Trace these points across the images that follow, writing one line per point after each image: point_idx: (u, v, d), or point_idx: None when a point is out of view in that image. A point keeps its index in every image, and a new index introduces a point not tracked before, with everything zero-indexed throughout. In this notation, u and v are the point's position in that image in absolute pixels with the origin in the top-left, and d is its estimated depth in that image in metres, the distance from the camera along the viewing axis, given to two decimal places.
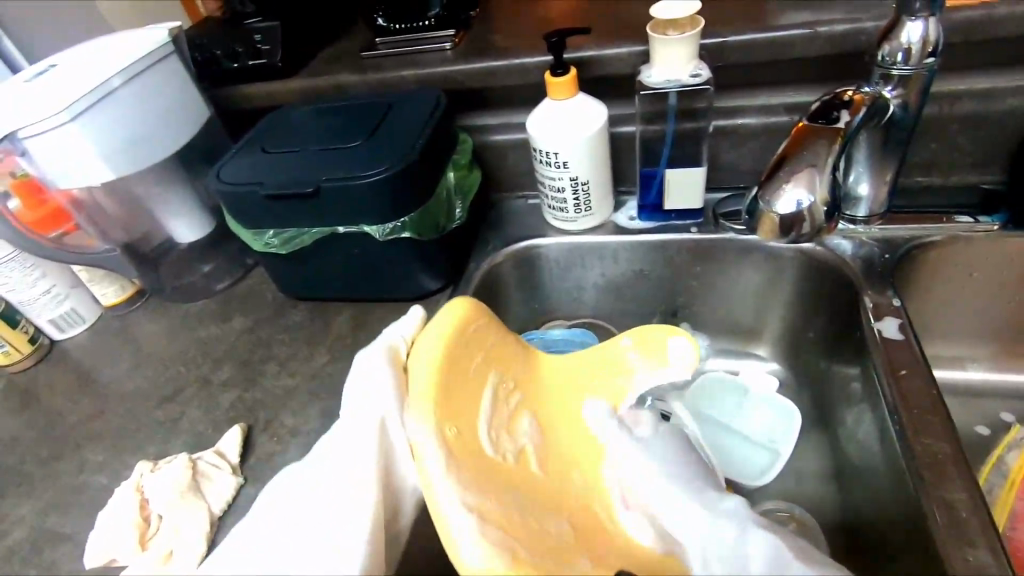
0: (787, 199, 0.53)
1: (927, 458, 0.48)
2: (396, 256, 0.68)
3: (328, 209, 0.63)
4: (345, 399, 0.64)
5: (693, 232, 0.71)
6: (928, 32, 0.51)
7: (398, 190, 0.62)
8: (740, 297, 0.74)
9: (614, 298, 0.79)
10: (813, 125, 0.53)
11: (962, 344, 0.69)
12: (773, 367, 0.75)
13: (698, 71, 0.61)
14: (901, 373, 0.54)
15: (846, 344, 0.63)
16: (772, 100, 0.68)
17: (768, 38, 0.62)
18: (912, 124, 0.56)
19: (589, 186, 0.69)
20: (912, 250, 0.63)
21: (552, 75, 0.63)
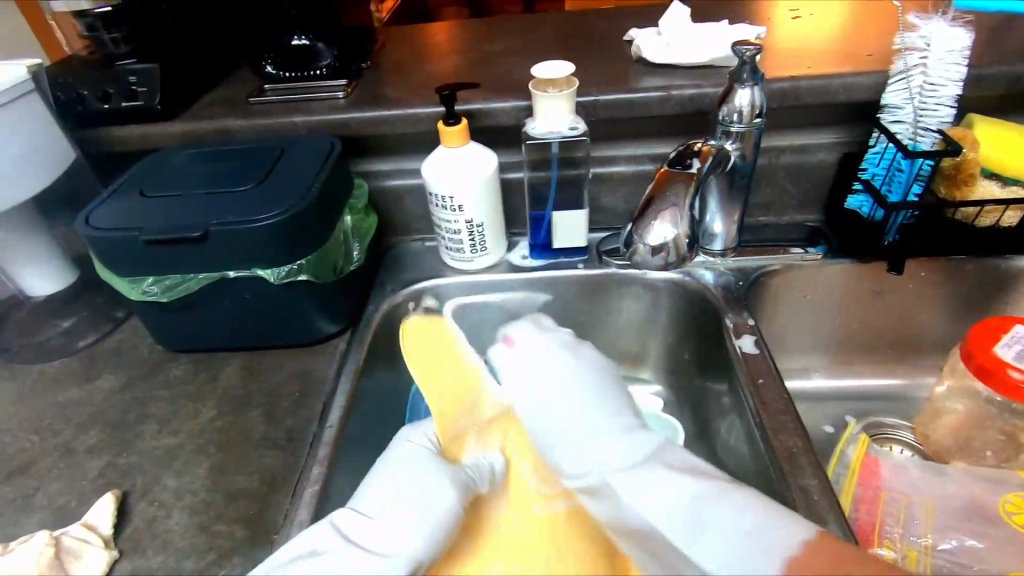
0: (655, 233, 0.63)
1: (783, 450, 0.56)
2: (291, 301, 0.66)
3: (218, 253, 0.61)
4: (238, 456, 0.61)
5: (580, 267, 0.77)
6: (754, 98, 0.61)
7: (293, 231, 0.61)
8: (625, 329, 0.81)
9: None
10: (671, 170, 0.61)
11: (806, 357, 0.80)
12: (657, 389, 0.82)
13: (576, 124, 0.68)
14: (759, 381, 0.62)
15: (715, 362, 0.71)
16: (638, 151, 0.79)
17: (632, 99, 0.71)
18: (750, 171, 0.67)
19: (484, 228, 0.73)
20: (760, 277, 0.74)
21: (445, 124, 0.67)
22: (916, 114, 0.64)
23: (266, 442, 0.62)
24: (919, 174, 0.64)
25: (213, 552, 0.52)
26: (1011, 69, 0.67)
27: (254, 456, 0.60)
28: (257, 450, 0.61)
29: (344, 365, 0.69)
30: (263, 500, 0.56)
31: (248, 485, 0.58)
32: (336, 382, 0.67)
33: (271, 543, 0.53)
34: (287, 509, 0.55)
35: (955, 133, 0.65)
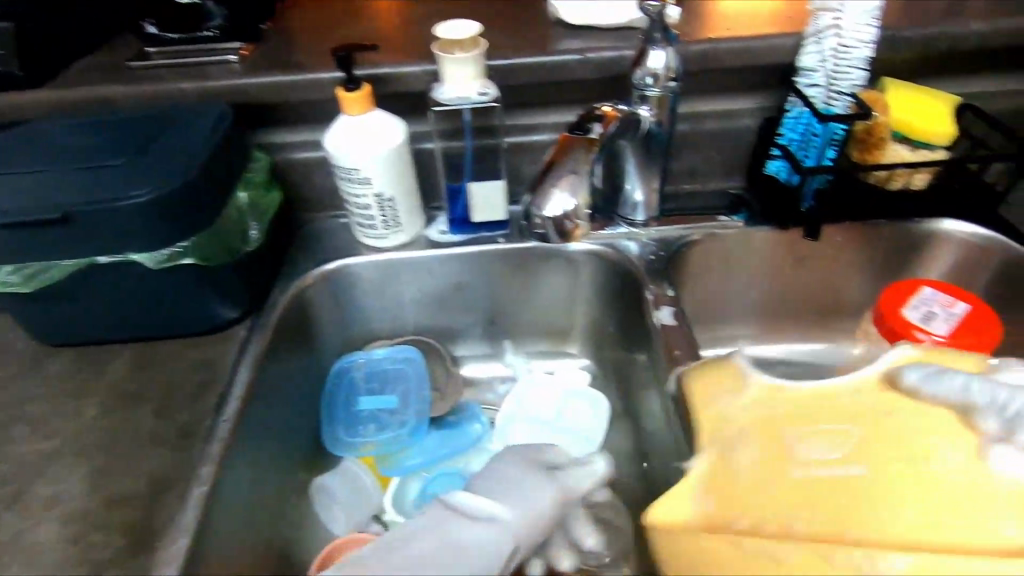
0: (554, 203, 0.57)
1: None
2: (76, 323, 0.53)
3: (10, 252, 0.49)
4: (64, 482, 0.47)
5: (501, 241, 0.67)
6: (668, 59, 0.54)
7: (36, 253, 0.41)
8: (545, 309, 0.70)
9: (430, 311, 0.70)
10: (570, 135, 0.55)
11: (732, 322, 0.67)
12: (585, 362, 0.71)
13: (446, 83, 0.53)
14: (676, 354, 0.55)
15: (637, 338, 0.62)
16: (564, 116, 0.71)
17: (547, 61, 0.64)
18: (667, 141, 0.59)
19: (397, 203, 0.62)
20: (682, 246, 0.63)
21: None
22: (829, 77, 0.55)
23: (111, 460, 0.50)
24: (832, 138, 0.55)
25: None
26: (924, 29, 0.56)
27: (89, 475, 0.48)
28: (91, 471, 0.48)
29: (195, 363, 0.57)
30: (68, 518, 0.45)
31: (55, 494, 0.47)
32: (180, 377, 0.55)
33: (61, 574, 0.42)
34: (83, 537, 0.44)
35: (867, 95, 0.54)
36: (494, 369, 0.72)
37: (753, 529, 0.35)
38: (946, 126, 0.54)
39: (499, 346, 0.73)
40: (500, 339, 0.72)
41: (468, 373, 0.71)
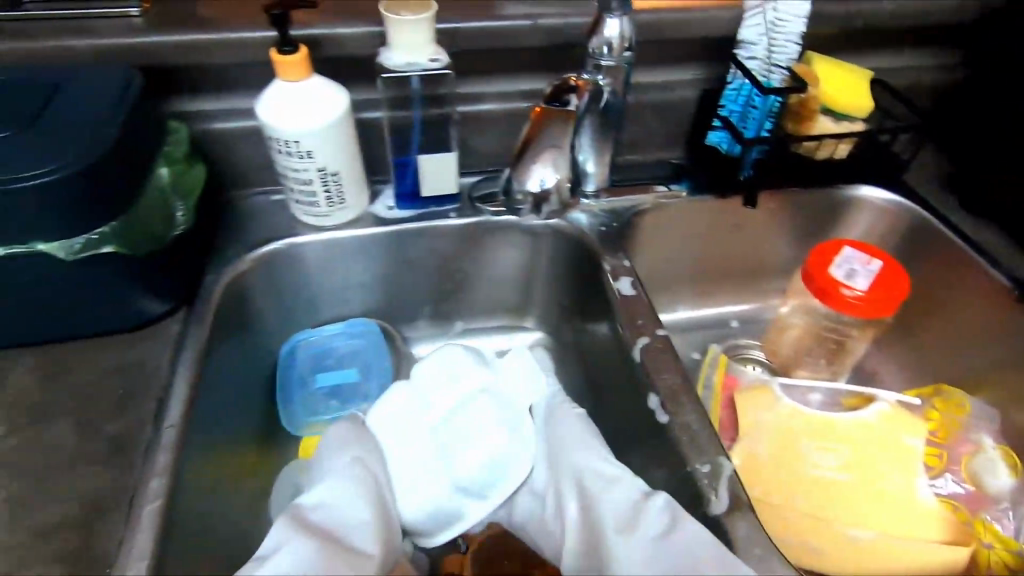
0: (533, 178, 0.65)
1: (667, 390, 0.53)
2: (86, 243, 0.48)
3: (37, 133, 0.46)
4: (174, 331, 0.56)
5: (452, 217, 0.69)
6: (623, 29, 0.58)
7: (116, 162, 0.47)
8: (500, 273, 0.74)
9: (382, 292, 0.72)
10: (547, 108, 0.60)
11: (673, 289, 0.82)
12: (537, 336, 0.77)
13: (439, 56, 0.57)
14: (638, 323, 0.59)
15: (592, 304, 0.68)
16: (676, 75, 0.74)
17: (670, 17, 0.66)
18: (622, 111, 0.64)
19: (341, 176, 0.63)
20: (630, 221, 0.72)
21: (279, 52, 0.55)
22: (596, 51, 0.59)
23: (221, 323, 0.59)
24: (771, 111, 0.67)
25: None
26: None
27: (195, 328, 0.56)
28: (197, 325, 0.56)
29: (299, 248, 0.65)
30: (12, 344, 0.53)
31: None
32: (197, 259, 0.60)
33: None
34: (168, 365, 0.53)
35: (799, 69, 0.67)
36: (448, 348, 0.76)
37: (835, 519, 0.58)
38: (865, 101, 0.69)
39: (451, 323, 0.77)
40: (452, 316, 0.76)
41: (424, 353, 0.76)
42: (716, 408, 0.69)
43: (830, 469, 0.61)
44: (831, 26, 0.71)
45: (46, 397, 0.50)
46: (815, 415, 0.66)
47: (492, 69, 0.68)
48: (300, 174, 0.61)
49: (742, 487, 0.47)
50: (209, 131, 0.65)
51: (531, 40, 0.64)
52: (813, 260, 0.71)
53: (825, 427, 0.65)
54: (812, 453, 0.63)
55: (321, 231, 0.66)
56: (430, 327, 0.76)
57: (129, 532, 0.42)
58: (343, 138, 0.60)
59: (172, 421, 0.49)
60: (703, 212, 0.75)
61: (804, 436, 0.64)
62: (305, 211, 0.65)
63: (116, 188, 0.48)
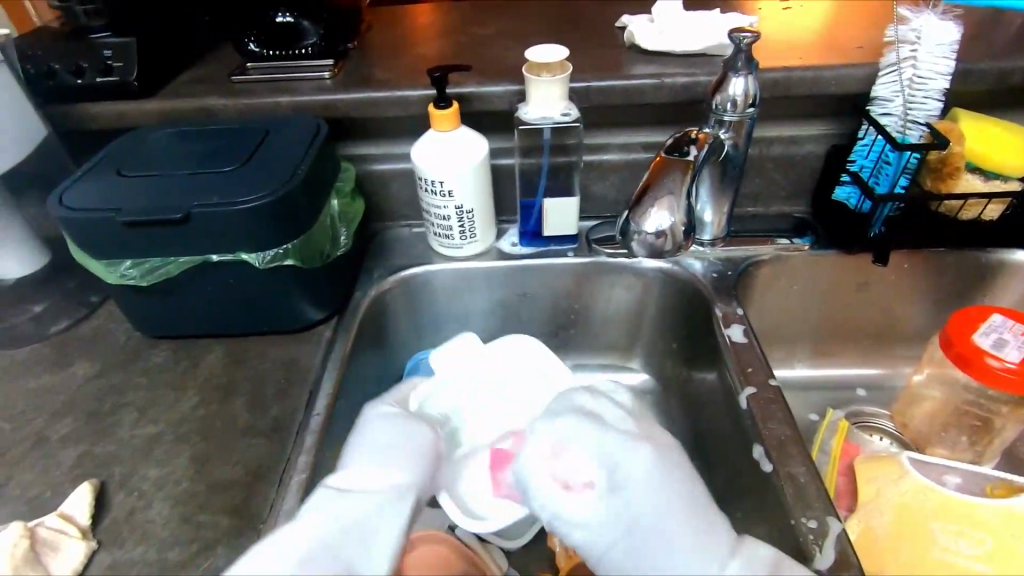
0: (651, 221, 0.66)
1: (772, 440, 0.52)
2: (275, 256, 0.58)
3: (253, 168, 0.59)
4: (327, 336, 0.66)
5: (570, 255, 0.74)
6: (748, 86, 0.60)
7: (302, 192, 0.58)
8: (611, 312, 0.77)
9: (498, 321, 0.79)
10: (667, 158, 0.62)
11: (791, 344, 0.79)
12: (644, 377, 0.78)
13: (569, 110, 0.64)
14: (748, 370, 0.59)
15: (700, 349, 0.69)
16: (803, 130, 0.75)
17: (799, 75, 0.68)
18: (742, 163, 0.65)
19: (474, 214, 0.70)
20: (746, 270, 0.72)
21: (434, 108, 0.65)
22: (718, 107, 0.62)
23: (362, 333, 0.68)
24: (906, 167, 0.65)
25: (157, 352, 0.65)
26: None
27: (343, 334, 0.65)
28: (345, 333, 0.66)
29: (432, 274, 0.74)
30: (206, 335, 0.65)
31: None
32: (350, 279, 0.71)
33: (193, 359, 0.64)
34: (320, 364, 0.62)
35: (941, 126, 0.64)
36: None
37: None
38: (1020, 160, 0.64)
39: (560, 356, 0.81)
40: (561, 350, 0.80)
41: None
42: (831, 472, 0.66)
43: (963, 559, 0.55)
44: (981, 84, 0.67)
45: (229, 379, 0.61)
46: (946, 492, 0.60)
47: (618, 123, 0.74)
48: (440, 210, 0.69)
49: (850, 550, 0.45)
50: (371, 171, 0.76)
51: (656, 97, 0.69)
52: (952, 326, 0.66)
53: (961, 511, 0.59)
54: (941, 536, 0.57)
55: (452, 261, 0.74)
56: None
57: (278, 497, 0.50)
58: (479, 180, 0.68)
59: (319, 410, 0.57)
60: (826, 267, 0.73)
61: (934, 517, 0.58)
62: (441, 243, 0.73)
63: (303, 212, 0.58)
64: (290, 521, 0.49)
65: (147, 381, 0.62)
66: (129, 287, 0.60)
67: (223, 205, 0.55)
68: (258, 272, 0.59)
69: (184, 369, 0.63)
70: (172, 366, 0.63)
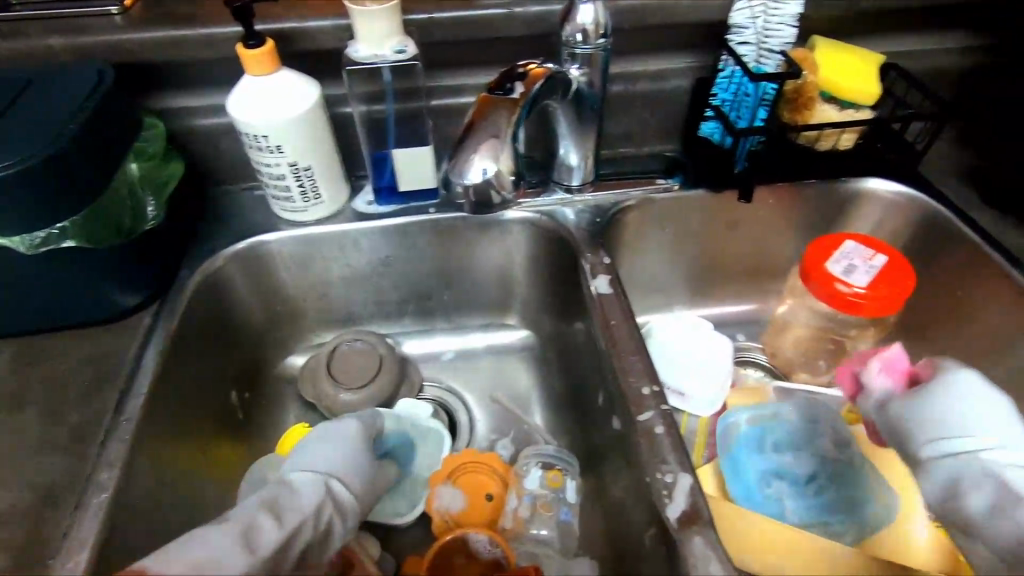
0: (473, 169, 0.49)
1: (632, 394, 0.50)
2: (47, 237, 0.49)
3: (2, 130, 0.47)
4: (146, 324, 0.57)
5: (431, 211, 0.68)
6: (597, 14, 0.55)
7: (77, 158, 0.48)
8: (484, 270, 0.72)
9: (363, 289, 0.72)
10: (491, 95, 0.50)
11: (668, 287, 0.79)
12: (523, 334, 0.75)
13: (404, 46, 0.56)
14: (612, 323, 0.57)
15: (572, 302, 0.66)
16: (670, 63, 0.71)
17: (657, 2, 0.63)
18: (601, 101, 0.61)
19: (313, 172, 0.62)
20: (616, 216, 0.69)
21: (243, 46, 0.54)
22: (568, 39, 0.56)
23: (193, 318, 0.59)
24: (764, 98, 0.63)
25: None
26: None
27: (164, 321, 0.56)
28: (167, 320, 0.57)
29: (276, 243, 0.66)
30: None
31: None
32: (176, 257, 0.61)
33: None
34: (134, 359, 0.53)
35: (795, 54, 0.62)
36: (431, 345, 0.76)
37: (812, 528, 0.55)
38: (871, 88, 0.63)
39: (435, 320, 0.76)
40: (435, 314, 0.75)
41: (410, 350, 0.76)
42: (794, 509, 0.58)
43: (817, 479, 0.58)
44: (836, 9, 0.66)
45: (18, 386, 0.52)
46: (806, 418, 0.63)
47: (473, 61, 0.67)
48: (271, 169, 0.60)
49: (702, 501, 0.44)
50: (191, 127, 0.65)
51: (508, 29, 0.62)
52: (810, 257, 0.66)
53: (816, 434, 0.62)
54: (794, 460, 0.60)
55: (298, 227, 0.66)
56: (415, 323, 0.76)
57: (73, 523, 0.43)
58: (313, 133, 0.59)
59: (130, 414, 0.49)
60: (696, 207, 0.72)
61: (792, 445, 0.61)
62: (282, 207, 0.65)
63: (79, 182, 0.48)
64: (87, 550, 0.41)
65: None
66: None
67: None
68: (30, 258, 0.49)
69: None
70: None
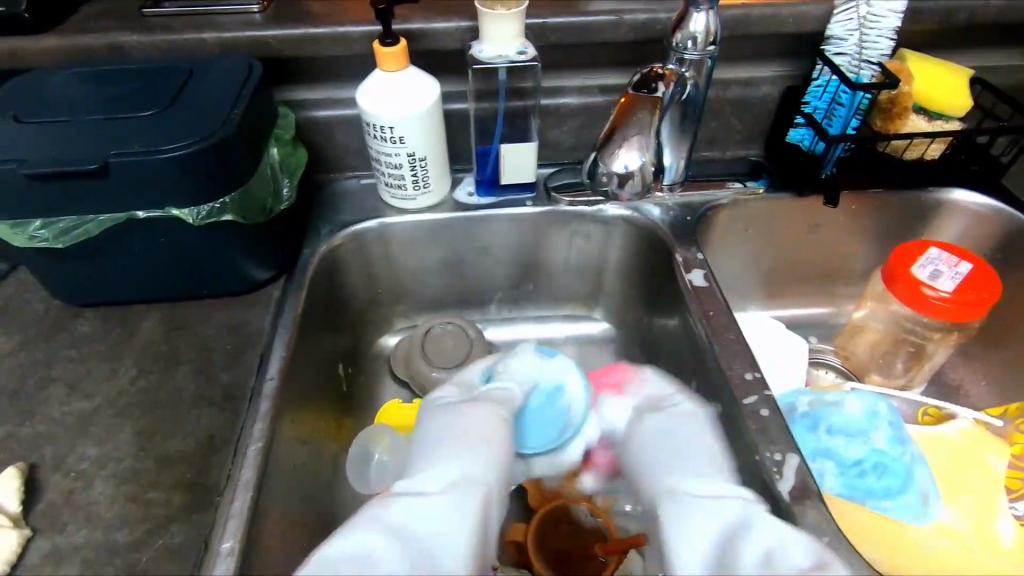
0: (618, 163, 0.57)
1: (735, 380, 0.54)
2: (211, 211, 0.53)
3: (177, 111, 0.52)
4: (276, 296, 0.62)
5: (528, 205, 0.72)
6: (709, 22, 0.58)
7: (241, 139, 0.53)
8: (572, 263, 0.76)
9: (457, 276, 0.76)
10: (635, 96, 0.54)
11: (744, 287, 0.81)
12: (604, 326, 0.79)
13: (525, 48, 0.60)
14: (709, 314, 0.60)
15: (661, 295, 0.69)
16: (759, 71, 0.74)
17: (757, 12, 0.66)
18: (702, 104, 0.64)
19: (428, 162, 0.66)
20: (704, 215, 0.72)
21: (380, 44, 0.59)
22: (676, 46, 0.60)
23: (315, 294, 0.64)
24: (858, 108, 0.65)
25: (82, 322, 0.59)
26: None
27: (293, 294, 0.61)
28: (296, 293, 0.62)
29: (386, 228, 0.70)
30: (137, 300, 0.60)
31: None
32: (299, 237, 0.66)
33: (124, 328, 0.58)
34: (270, 327, 0.58)
35: (891, 66, 0.65)
36: (516, 333, 0.79)
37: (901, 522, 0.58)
38: (961, 100, 0.66)
39: (520, 310, 0.80)
40: (521, 303, 0.79)
41: (494, 337, 0.79)
42: (833, 483, 0.60)
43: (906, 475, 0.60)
44: (929, 23, 0.68)
45: (169, 347, 0.57)
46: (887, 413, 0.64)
47: (575, 65, 0.71)
48: (391, 158, 0.65)
49: (810, 480, 0.47)
50: (312, 118, 0.70)
51: (615, 35, 0.66)
52: (895, 261, 0.69)
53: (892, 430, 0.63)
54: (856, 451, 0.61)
55: (406, 214, 0.71)
56: (502, 311, 0.80)
57: (235, 467, 0.47)
58: (433, 126, 0.64)
59: (273, 374, 0.54)
60: (780, 210, 0.74)
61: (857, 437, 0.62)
62: (393, 195, 0.69)
63: (239, 161, 0.53)
64: (251, 492, 0.46)
65: (74, 354, 0.56)
66: (42, 249, 0.53)
67: (143, 154, 0.49)
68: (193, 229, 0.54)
69: (116, 338, 0.57)
70: (102, 336, 0.58)
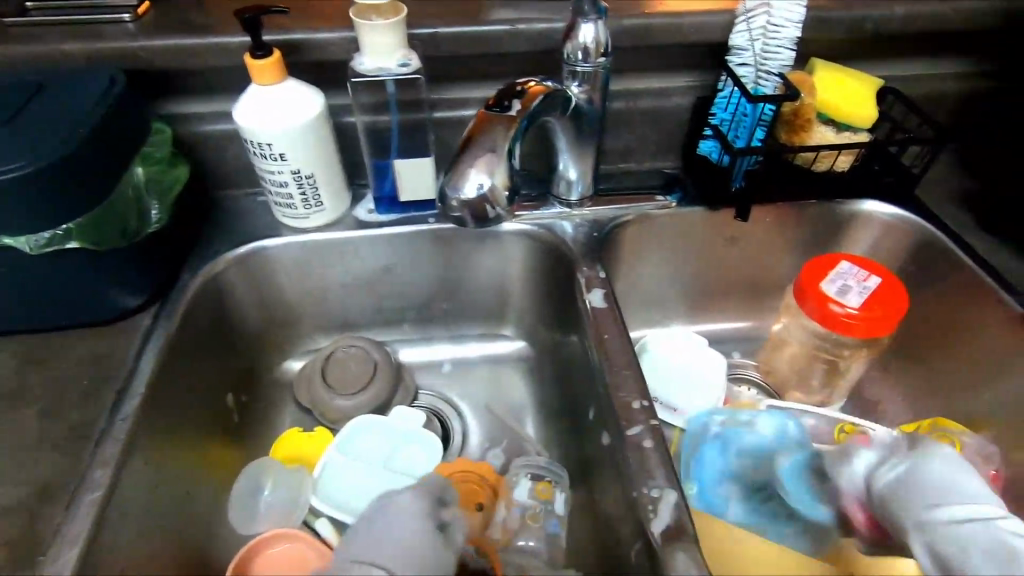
0: (468, 183, 0.51)
1: (623, 410, 0.51)
2: (53, 238, 0.50)
3: (14, 131, 0.49)
4: (146, 325, 0.58)
5: (431, 222, 0.69)
6: (598, 33, 0.56)
7: (88, 162, 0.49)
8: (482, 280, 0.73)
9: (362, 296, 0.73)
10: (489, 112, 0.53)
11: (664, 301, 0.79)
12: (518, 344, 0.76)
13: (408, 60, 0.57)
14: (605, 337, 0.57)
15: (569, 315, 0.67)
16: (671, 82, 0.72)
17: (659, 22, 0.64)
18: (600, 117, 0.62)
19: (316, 179, 0.63)
20: (613, 231, 0.70)
21: (252, 56, 0.56)
22: (568, 59, 0.57)
23: (193, 321, 0.60)
24: (761, 119, 0.63)
25: None
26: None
27: (163, 324, 0.57)
28: (168, 321, 0.58)
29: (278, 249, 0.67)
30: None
31: None
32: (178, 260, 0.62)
33: None
34: (134, 361, 0.54)
35: (793, 77, 0.64)
36: (426, 354, 0.76)
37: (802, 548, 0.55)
38: (865, 111, 0.64)
39: (432, 329, 0.76)
40: (433, 323, 0.76)
41: (406, 357, 0.76)
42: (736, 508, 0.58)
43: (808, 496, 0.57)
44: (835, 33, 0.67)
45: (19, 383, 0.53)
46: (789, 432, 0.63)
47: (477, 76, 0.68)
48: (275, 176, 0.61)
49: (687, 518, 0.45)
50: (198, 133, 0.66)
51: (512, 46, 0.63)
52: (805, 276, 0.67)
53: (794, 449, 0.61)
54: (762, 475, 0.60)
55: (300, 234, 0.67)
56: (414, 332, 0.76)
57: (67, 520, 0.44)
58: (316, 142, 0.60)
59: (127, 414, 0.50)
60: (694, 223, 0.72)
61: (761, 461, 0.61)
62: (284, 214, 0.66)
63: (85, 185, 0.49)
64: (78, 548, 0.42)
65: None
66: None
67: None
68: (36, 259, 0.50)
69: None
70: None
